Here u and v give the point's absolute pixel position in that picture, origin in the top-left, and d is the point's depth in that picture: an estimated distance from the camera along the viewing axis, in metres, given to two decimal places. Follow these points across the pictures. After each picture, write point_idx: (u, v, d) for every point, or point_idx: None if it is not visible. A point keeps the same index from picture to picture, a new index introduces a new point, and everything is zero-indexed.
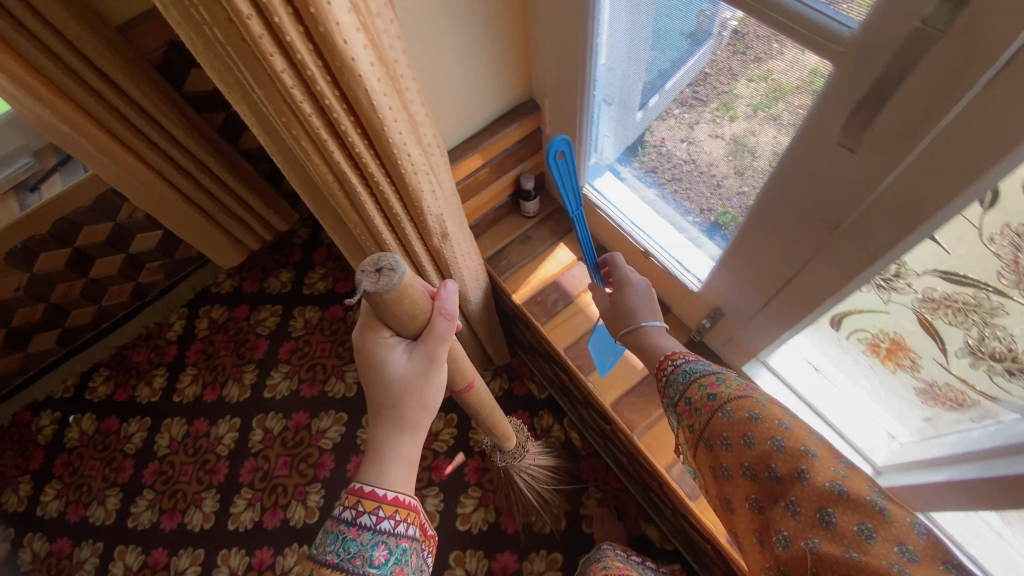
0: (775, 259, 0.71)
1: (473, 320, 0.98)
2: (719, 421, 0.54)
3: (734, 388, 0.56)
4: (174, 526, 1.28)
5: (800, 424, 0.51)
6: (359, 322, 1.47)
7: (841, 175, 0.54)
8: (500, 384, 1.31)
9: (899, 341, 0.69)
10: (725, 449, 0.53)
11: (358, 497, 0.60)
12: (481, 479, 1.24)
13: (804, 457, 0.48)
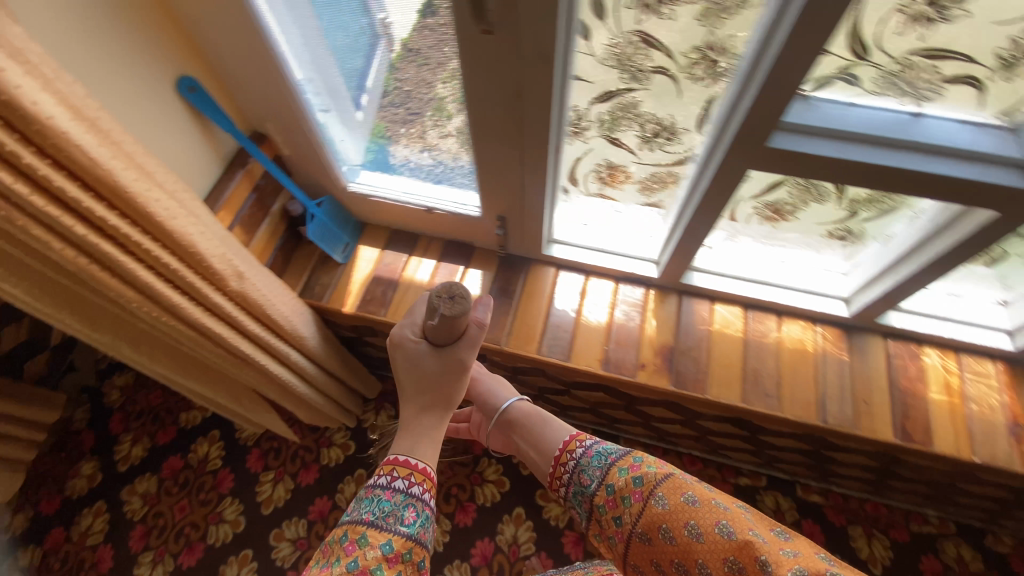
0: (504, 167, 0.76)
1: (323, 359, 0.97)
2: (653, 510, 0.46)
3: (654, 470, 0.49)
4: None
5: (732, 502, 0.45)
6: (207, 457, 1.29)
7: (490, 57, 0.59)
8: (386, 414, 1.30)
9: (613, 172, 0.79)
10: (647, 546, 0.46)
11: (398, 464, 0.56)
12: None
13: (719, 544, 0.42)
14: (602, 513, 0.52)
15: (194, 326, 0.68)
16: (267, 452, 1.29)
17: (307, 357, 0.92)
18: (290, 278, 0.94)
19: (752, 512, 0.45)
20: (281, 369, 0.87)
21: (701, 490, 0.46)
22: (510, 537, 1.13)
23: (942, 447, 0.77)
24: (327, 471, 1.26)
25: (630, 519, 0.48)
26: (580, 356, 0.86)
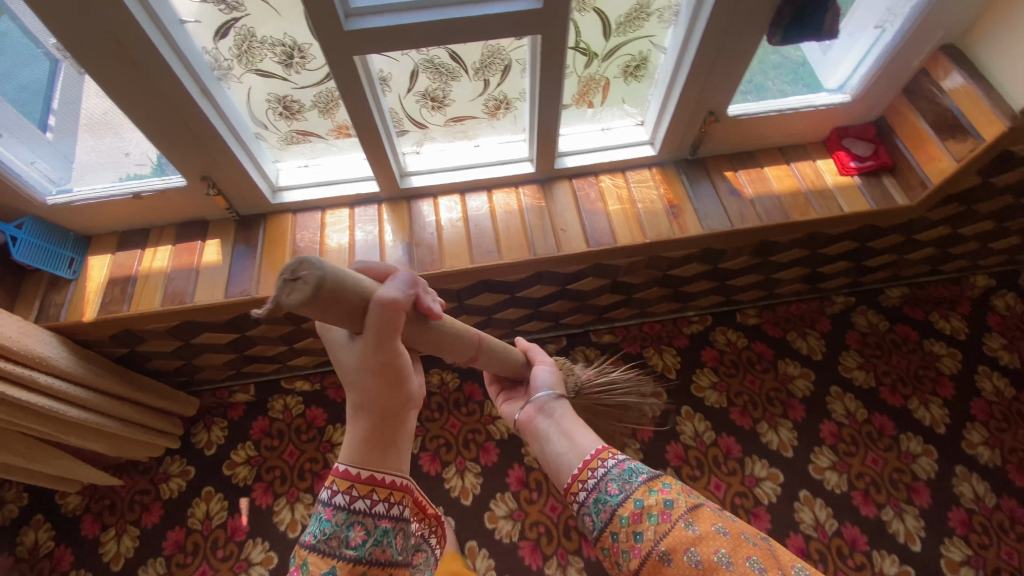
0: (167, 123, 0.81)
1: (89, 378, 0.95)
2: (680, 532, 0.54)
3: (671, 504, 0.57)
4: None
5: (733, 530, 0.54)
6: (34, 545, 1.19)
7: (70, 10, 0.65)
8: (220, 426, 1.29)
9: (289, 107, 0.87)
10: (668, 566, 0.53)
11: (356, 484, 0.52)
12: (274, 490, 1.23)
13: (717, 569, 0.51)
14: (622, 525, 0.59)
15: None
16: (101, 511, 1.21)
17: (64, 378, 0.91)
18: (19, 308, 0.91)
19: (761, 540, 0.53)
20: (31, 396, 0.85)
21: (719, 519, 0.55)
22: None
23: (624, 240, 0.97)
24: (172, 503, 1.22)
25: (653, 535, 0.56)
26: None
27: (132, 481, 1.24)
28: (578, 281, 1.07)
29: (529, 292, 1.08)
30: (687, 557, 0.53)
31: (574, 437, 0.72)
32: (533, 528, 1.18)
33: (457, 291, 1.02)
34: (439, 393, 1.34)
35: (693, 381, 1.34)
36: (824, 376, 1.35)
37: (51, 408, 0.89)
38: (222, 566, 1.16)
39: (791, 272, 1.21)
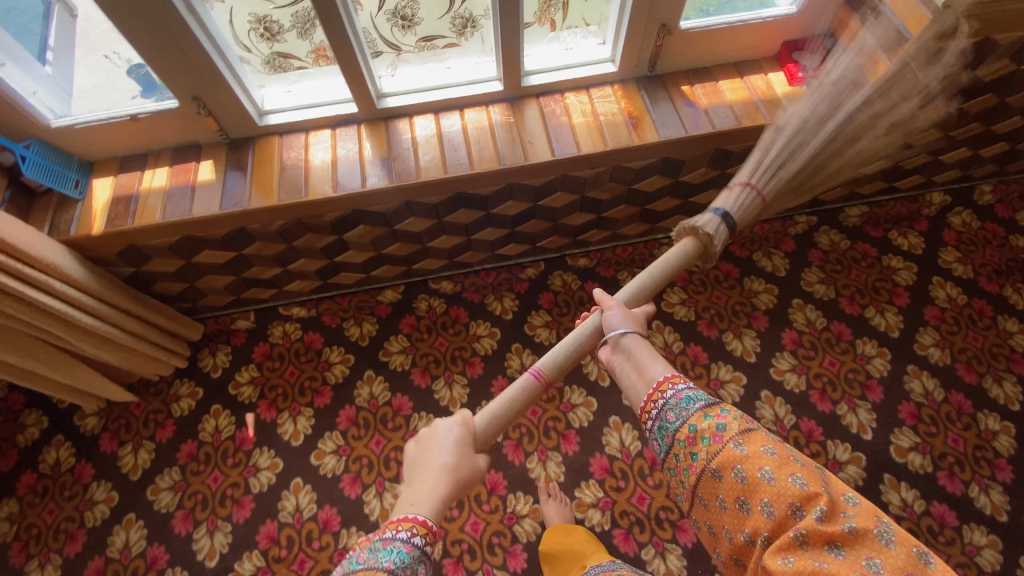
0: (156, 42, 0.88)
1: (98, 289, 1.05)
2: (731, 451, 0.61)
3: (724, 427, 0.63)
4: None
5: (784, 452, 0.59)
6: (59, 460, 1.30)
7: None
8: (223, 352, 1.39)
9: (269, 27, 0.94)
10: (721, 481, 0.61)
11: (415, 520, 0.66)
12: (277, 406, 1.33)
13: (760, 483, 0.58)
14: (681, 446, 0.66)
15: None
16: (119, 428, 1.32)
17: (76, 287, 1.00)
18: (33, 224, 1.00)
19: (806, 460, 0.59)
20: (48, 299, 0.95)
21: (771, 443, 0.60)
22: (367, 396, 1.34)
23: (585, 148, 1.04)
24: (184, 419, 1.33)
25: (706, 455, 0.63)
26: (313, 188, 1.02)
27: (145, 402, 1.35)
28: (547, 196, 1.15)
29: (502, 207, 1.15)
30: (734, 474, 0.60)
31: (642, 365, 0.73)
32: (515, 430, 1.29)
33: (432, 205, 1.09)
34: (428, 316, 1.41)
35: (665, 299, 1.42)
36: (788, 290, 1.42)
37: (66, 313, 0.99)
38: (232, 471, 1.27)
39: None
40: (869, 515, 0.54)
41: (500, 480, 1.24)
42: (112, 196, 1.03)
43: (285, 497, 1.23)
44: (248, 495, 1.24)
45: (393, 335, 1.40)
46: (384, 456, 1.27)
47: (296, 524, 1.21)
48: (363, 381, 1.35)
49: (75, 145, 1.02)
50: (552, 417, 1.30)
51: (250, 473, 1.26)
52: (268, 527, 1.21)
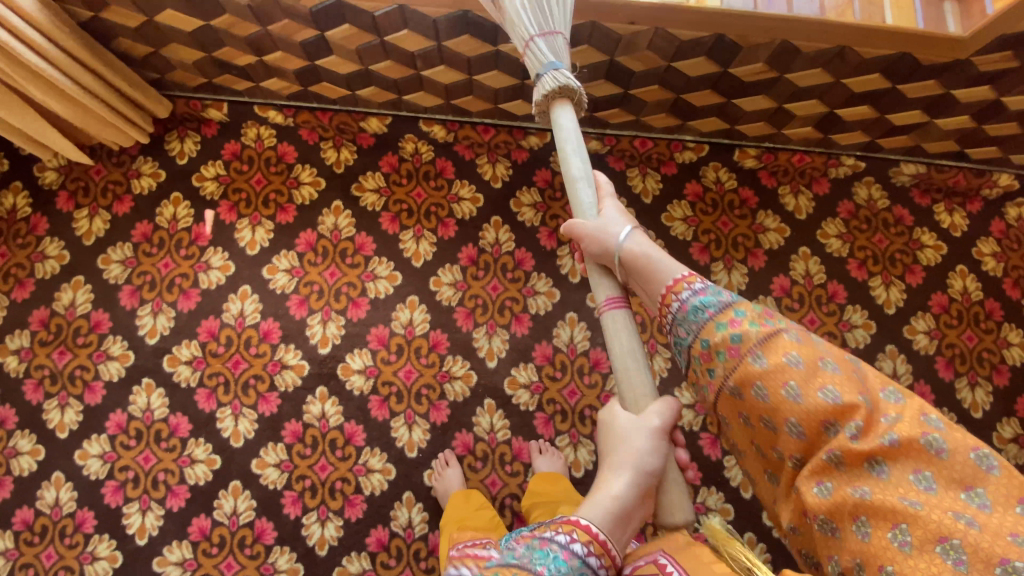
0: None
1: (51, 32, 0.94)
2: (750, 367, 0.58)
3: (747, 333, 0.59)
4: (10, 488, 1.15)
5: (812, 360, 0.56)
6: (14, 207, 1.27)
7: None
8: (191, 139, 1.30)
9: None
10: (740, 400, 0.59)
11: (576, 524, 0.64)
12: (239, 210, 1.27)
13: (788, 401, 0.56)
14: (697, 362, 0.63)
15: None
16: (75, 191, 1.28)
17: (23, 20, 0.89)
18: None
19: (833, 360, 0.56)
20: None
21: (793, 346, 0.57)
22: (331, 225, 1.27)
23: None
24: (142, 199, 1.28)
25: (725, 369, 0.60)
26: None
27: (105, 170, 1.29)
28: (568, 48, 0.97)
29: (513, 49, 0.98)
30: (755, 394, 0.58)
31: (650, 270, 0.70)
32: (471, 299, 1.25)
33: (431, 20, 0.92)
34: (411, 161, 1.30)
35: (667, 209, 1.28)
36: (800, 235, 1.29)
37: (13, 49, 0.88)
38: (184, 263, 1.25)
39: (806, 106, 1.10)
40: (903, 418, 0.53)
41: (443, 341, 1.23)
42: None
43: (230, 300, 1.23)
44: (195, 289, 1.23)
45: (371, 170, 1.30)
46: (336, 288, 1.25)
47: (237, 327, 1.22)
48: (329, 210, 1.28)
49: None
50: (511, 297, 1.26)
51: (201, 269, 1.25)
52: (208, 324, 1.22)
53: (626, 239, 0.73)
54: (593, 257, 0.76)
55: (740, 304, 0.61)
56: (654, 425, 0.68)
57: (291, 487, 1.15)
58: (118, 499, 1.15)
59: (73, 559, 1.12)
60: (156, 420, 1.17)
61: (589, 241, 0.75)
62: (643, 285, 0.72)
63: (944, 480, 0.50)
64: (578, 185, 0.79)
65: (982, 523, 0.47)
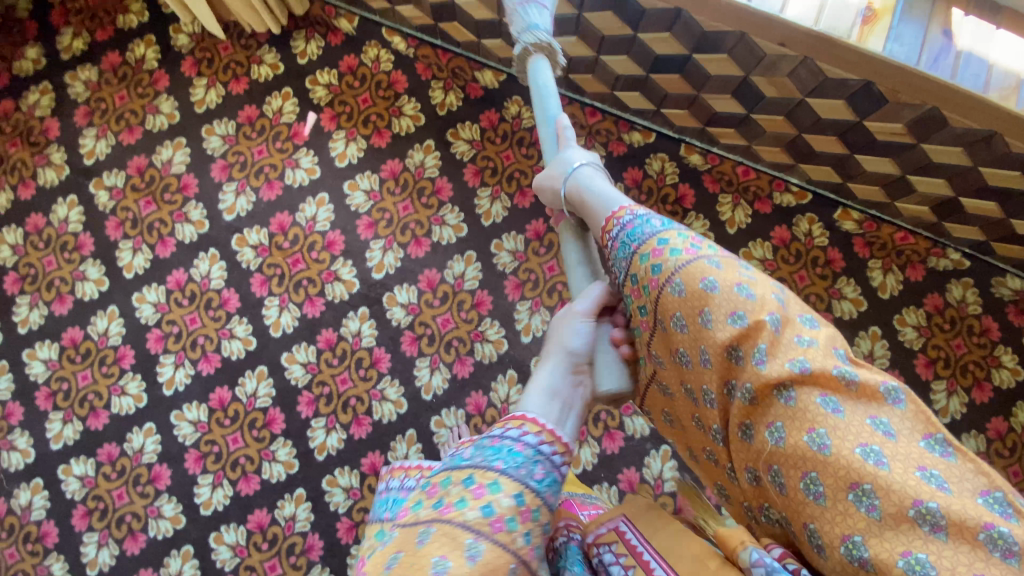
0: None
1: None
2: (725, 331, 0.52)
3: (694, 264, 0.55)
4: (71, 306, 1.26)
5: (759, 300, 0.51)
6: (144, 58, 1.36)
7: None
8: (316, 42, 1.34)
9: None
10: (711, 369, 0.53)
11: (526, 419, 0.58)
12: (339, 122, 1.31)
13: (757, 370, 0.49)
14: (661, 326, 0.57)
15: None
16: (200, 61, 1.35)
17: None
18: None
19: (783, 314, 0.52)
20: None
21: (751, 303, 0.52)
22: (417, 161, 1.30)
23: (789, 16, 0.83)
24: (257, 85, 1.34)
25: (691, 333, 0.54)
26: None
27: (231, 48, 1.35)
28: (707, 53, 0.94)
29: (652, 38, 0.96)
30: (732, 357, 0.52)
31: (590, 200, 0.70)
32: (526, 272, 1.26)
33: None
34: (510, 122, 1.30)
35: (746, 245, 1.24)
36: (877, 314, 1.22)
37: None
38: (276, 155, 1.30)
39: (931, 182, 1.03)
40: (865, 374, 0.48)
41: (487, 302, 1.25)
42: None
43: (307, 203, 1.28)
44: (279, 181, 1.29)
45: (469, 121, 1.31)
46: (404, 221, 1.28)
47: (305, 229, 1.27)
48: (419, 146, 1.30)
49: None
50: (564, 281, 1.25)
51: (288, 166, 1.30)
52: (281, 218, 1.27)
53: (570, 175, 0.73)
54: (558, 206, 0.77)
55: (691, 232, 0.58)
56: (578, 310, 0.67)
57: (310, 389, 1.21)
58: (158, 347, 1.23)
59: (105, 387, 1.22)
60: (210, 289, 1.25)
61: (544, 184, 0.78)
62: (585, 216, 0.70)
63: (901, 427, 0.46)
64: (545, 146, 0.82)
65: (892, 452, 0.44)
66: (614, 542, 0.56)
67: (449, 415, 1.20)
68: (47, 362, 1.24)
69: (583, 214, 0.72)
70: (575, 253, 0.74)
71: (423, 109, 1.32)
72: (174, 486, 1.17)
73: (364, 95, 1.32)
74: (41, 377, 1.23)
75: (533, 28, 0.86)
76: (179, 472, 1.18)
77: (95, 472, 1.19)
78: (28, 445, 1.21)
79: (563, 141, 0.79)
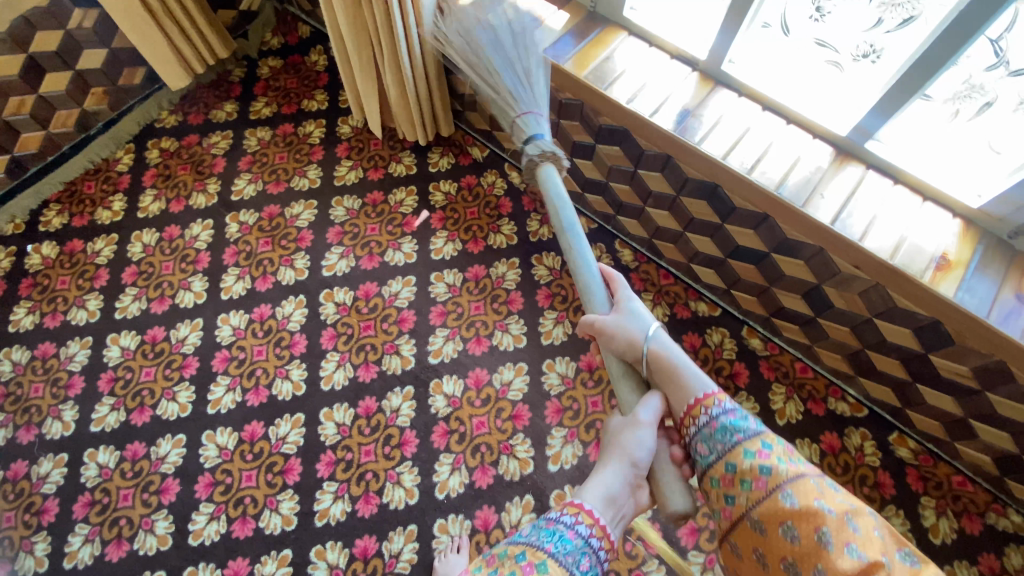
0: None
1: (426, 62, 1.29)
2: (781, 503, 0.68)
3: (784, 466, 0.70)
4: (167, 308, 1.40)
5: (866, 530, 0.65)
6: (311, 134, 1.65)
7: None
8: (448, 159, 1.59)
9: None
10: (761, 533, 0.69)
11: (581, 510, 0.77)
12: (445, 224, 1.50)
13: (821, 548, 0.64)
14: (717, 483, 0.75)
15: None
16: (353, 148, 1.62)
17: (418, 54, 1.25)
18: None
19: (853, 510, 0.66)
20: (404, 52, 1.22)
21: (822, 494, 0.68)
22: (499, 272, 1.44)
23: (868, 245, 0.92)
24: (390, 177, 1.58)
25: (749, 501, 0.71)
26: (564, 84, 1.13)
27: (380, 145, 1.63)
28: (786, 255, 1.04)
29: (737, 229, 1.08)
30: (784, 532, 0.67)
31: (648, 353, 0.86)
32: (569, 400, 1.29)
33: (685, 176, 1.06)
34: None
35: (793, 442, 1.23)
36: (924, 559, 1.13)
37: (404, 68, 1.26)
38: (385, 235, 1.49)
39: (995, 434, 1.02)
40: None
41: (524, 418, 1.28)
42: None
43: (395, 280, 1.42)
44: (379, 256, 1.46)
45: (554, 252, 1.45)
46: (472, 319, 1.38)
47: (386, 301, 1.40)
48: (504, 261, 1.45)
49: None
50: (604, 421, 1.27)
51: (391, 246, 1.48)
52: (368, 287, 1.42)
53: (649, 340, 0.86)
54: (616, 351, 0.90)
55: (767, 437, 0.74)
56: (642, 420, 0.82)
57: (335, 450, 1.23)
58: (220, 367, 1.32)
59: (161, 387, 1.30)
60: (285, 329, 1.36)
61: (616, 336, 0.89)
62: (667, 384, 0.84)
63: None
64: (592, 291, 0.95)
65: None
66: None
67: (455, 521, 1.17)
68: (123, 351, 1.35)
69: (655, 371, 0.86)
70: (616, 368, 0.91)
71: (518, 232, 1.49)
72: (176, 504, 1.18)
73: (472, 208, 1.52)
74: (112, 362, 1.34)
75: (539, 136, 1.02)
76: (186, 492, 1.19)
77: (115, 465, 1.23)
78: (70, 419, 1.28)
79: (620, 298, 0.93)
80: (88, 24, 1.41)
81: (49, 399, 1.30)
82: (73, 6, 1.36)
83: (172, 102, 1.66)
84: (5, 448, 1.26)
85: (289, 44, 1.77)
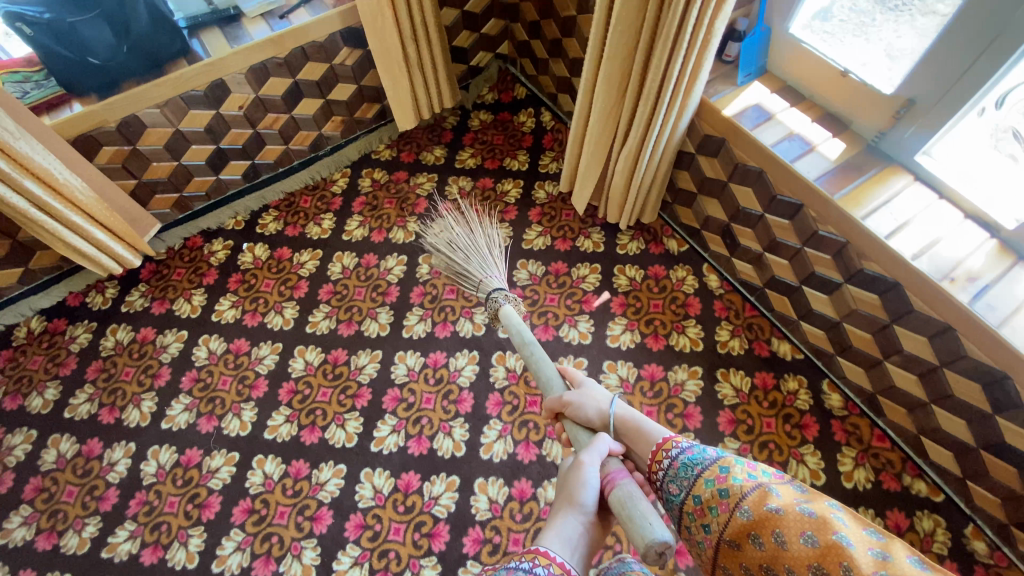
0: (956, 53, 0.89)
1: (662, 170, 1.33)
2: (740, 519, 0.78)
3: (741, 483, 0.82)
4: (351, 333, 1.46)
5: (821, 513, 0.73)
6: (508, 191, 1.69)
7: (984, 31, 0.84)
8: (639, 244, 1.55)
9: None
10: (738, 549, 0.78)
11: (538, 554, 0.84)
12: (626, 311, 1.46)
13: (778, 550, 0.73)
14: (691, 515, 0.86)
15: (655, 108, 1.14)
16: (545, 214, 1.64)
17: (657, 169, 1.32)
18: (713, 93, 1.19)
19: (811, 505, 0.75)
20: (645, 167, 1.29)
21: (796, 501, 0.76)
22: (678, 379, 1.35)
23: None
24: (577, 251, 1.57)
25: (720, 525, 0.81)
26: (829, 220, 1.05)
27: (571, 216, 1.63)
28: None
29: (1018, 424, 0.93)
30: (753, 543, 0.76)
31: (595, 414, 1.05)
32: None
33: (964, 352, 0.95)
34: (783, 394, 1.31)
35: None
36: None
37: (639, 176, 1.32)
38: (563, 308, 1.48)
39: None
40: (896, 560, 0.66)
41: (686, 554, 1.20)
42: (740, 108, 1.15)
43: (567, 359, 1.39)
44: (555, 329, 1.44)
45: (742, 371, 1.34)
46: None
47: None
48: (685, 367, 1.36)
49: (781, 54, 1.16)
50: None
51: (568, 321, 1.45)
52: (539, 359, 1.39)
53: (614, 406, 1.05)
54: (583, 422, 1.06)
55: (726, 463, 0.86)
56: (583, 461, 0.95)
57: (484, 528, 1.19)
58: (389, 406, 1.34)
59: (332, 411, 1.34)
60: (455, 382, 1.36)
61: (579, 410, 1.05)
62: (633, 441, 1.02)
63: (895, 555, 0.67)
64: (550, 383, 1.12)
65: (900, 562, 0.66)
66: (542, 560, 0.83)
67: None
68: (306, 365, 1.41)
69: (620, 432, 1.04)
70: (580, 434, 1.06)
71: (704, 339, 1.39)
72: (326, 537, 1.19)
73: (659, 301, 1.46)
74: (294, 373, 1.40)
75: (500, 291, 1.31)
76: (337, 527, 1.20)
77: (278, 479, 1.27)
78: (248, 420, 1.34)
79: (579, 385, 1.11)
80: (350, 63, 1.51)
81: (234, 394, 1.38)
82: (344, 45, 1.47)
83: (390, 138, 1.78)
84: (187, 431, 1.34)
85: (502, 102, 1.85)
